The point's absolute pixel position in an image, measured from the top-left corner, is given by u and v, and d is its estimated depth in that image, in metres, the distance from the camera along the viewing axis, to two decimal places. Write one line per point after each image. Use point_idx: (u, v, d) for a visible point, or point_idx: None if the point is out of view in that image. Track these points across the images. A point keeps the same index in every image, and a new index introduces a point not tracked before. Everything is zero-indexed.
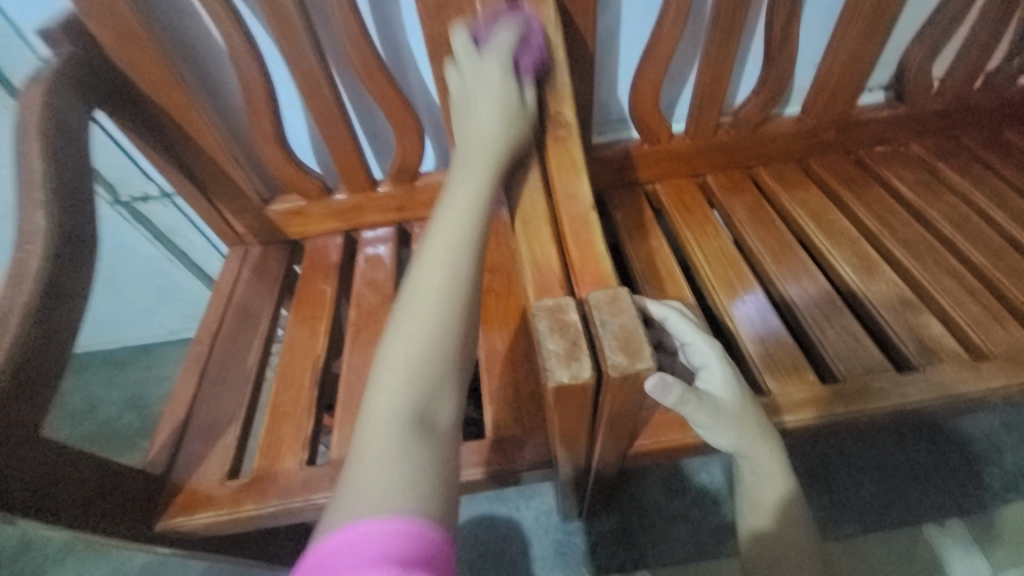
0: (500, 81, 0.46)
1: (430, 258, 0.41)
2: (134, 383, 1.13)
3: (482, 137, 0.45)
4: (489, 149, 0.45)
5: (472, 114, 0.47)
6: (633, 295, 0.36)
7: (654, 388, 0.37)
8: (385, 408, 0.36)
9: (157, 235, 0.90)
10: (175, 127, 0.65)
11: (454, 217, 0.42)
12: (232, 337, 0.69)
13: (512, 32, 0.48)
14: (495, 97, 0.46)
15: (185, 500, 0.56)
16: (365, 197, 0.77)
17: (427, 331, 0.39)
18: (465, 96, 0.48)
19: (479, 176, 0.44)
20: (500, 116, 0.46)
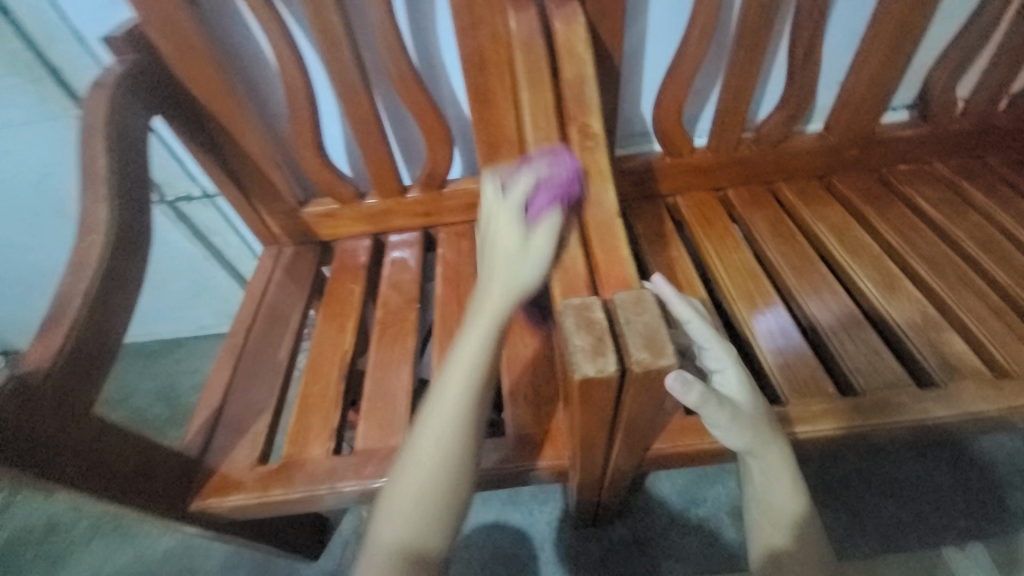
0: (509, 232, 0.46)
1: (442, 392, 0.46)
2: (164, 375, 1.17)
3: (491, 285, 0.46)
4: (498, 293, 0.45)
5: (487, 262, 0.47)
6: (656, 297, 0.37)
7: (673, 385, 0.38)
8: (388, 528, 0.44)
9: (196, 233, 0.95)
10: (222, 131, 0.69)
11: (465, 356, 0.46)
12: (265, 331, 0.73)
13: (534, 173, 0.47)
14: (505, 248, 0.46)
15: (218, 483, 0.59)
16: (394, 202, 0.80)
17: (429, 467, 0.44)
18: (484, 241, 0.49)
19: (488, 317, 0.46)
20: (510, 265, 0.45)
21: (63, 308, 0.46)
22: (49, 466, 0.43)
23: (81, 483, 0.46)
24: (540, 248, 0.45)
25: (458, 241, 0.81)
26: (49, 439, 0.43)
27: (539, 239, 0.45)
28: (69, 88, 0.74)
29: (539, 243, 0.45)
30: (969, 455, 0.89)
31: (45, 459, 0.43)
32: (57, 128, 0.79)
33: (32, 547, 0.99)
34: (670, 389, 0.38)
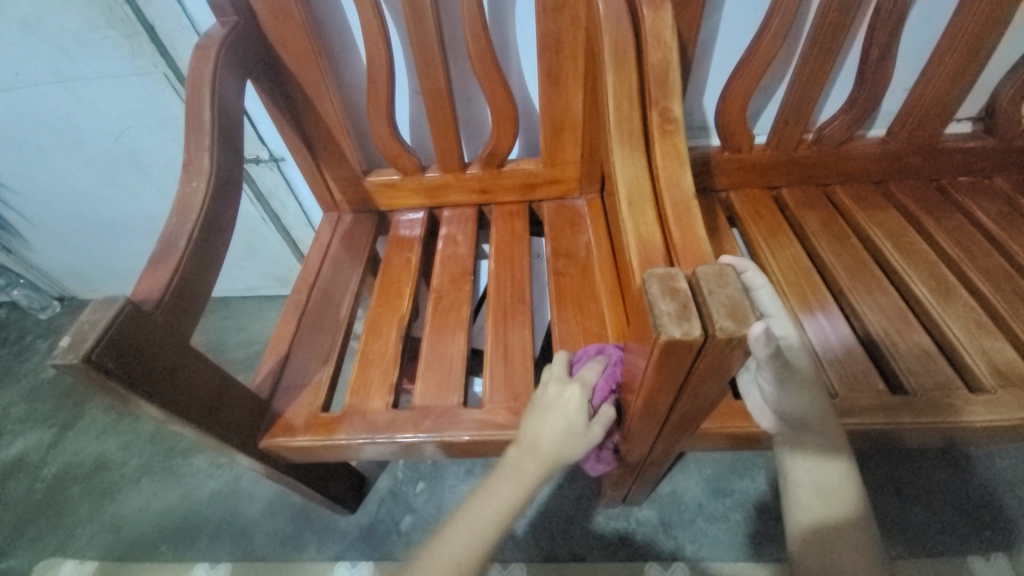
0: (579, 403, 0.53)
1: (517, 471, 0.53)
2: (212, 330, 1.23)
3: (541, 449, 0.52)
4: (541, 462, 0.52)
5: (547, 420, 0.53)
6: (737, 272, 0.39)
7: (753, 353, 0.39)
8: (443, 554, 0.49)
9: (258, 195, 0.98)
10: (304, 96, 0.73)
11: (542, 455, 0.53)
12: (328, 289, 0.77)
13: (601, 369, 0.57)
14: (570, 418, 0.52)
15: (285, 425, 0.63)
16: (453, 177, 0.82)
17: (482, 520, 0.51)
18: (547, 401, 0.55)
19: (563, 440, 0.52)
20: (565, 438, 0.52)
21: (171, 245, 0.50)
22: (155, 389, 0.46)
23: (174, 409, 0.49)
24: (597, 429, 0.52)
25: (512, 220, 0.84)
26: (153, 365, 0.46)
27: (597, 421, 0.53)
28: (160, 46, 0.78)
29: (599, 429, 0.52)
30: (1002, 472, 0.88)
31: (149, 383, 0.45)
32: (144, 83, 0.83)
33: (81, 481, 1.05)
34: (752, 341, 0.37)
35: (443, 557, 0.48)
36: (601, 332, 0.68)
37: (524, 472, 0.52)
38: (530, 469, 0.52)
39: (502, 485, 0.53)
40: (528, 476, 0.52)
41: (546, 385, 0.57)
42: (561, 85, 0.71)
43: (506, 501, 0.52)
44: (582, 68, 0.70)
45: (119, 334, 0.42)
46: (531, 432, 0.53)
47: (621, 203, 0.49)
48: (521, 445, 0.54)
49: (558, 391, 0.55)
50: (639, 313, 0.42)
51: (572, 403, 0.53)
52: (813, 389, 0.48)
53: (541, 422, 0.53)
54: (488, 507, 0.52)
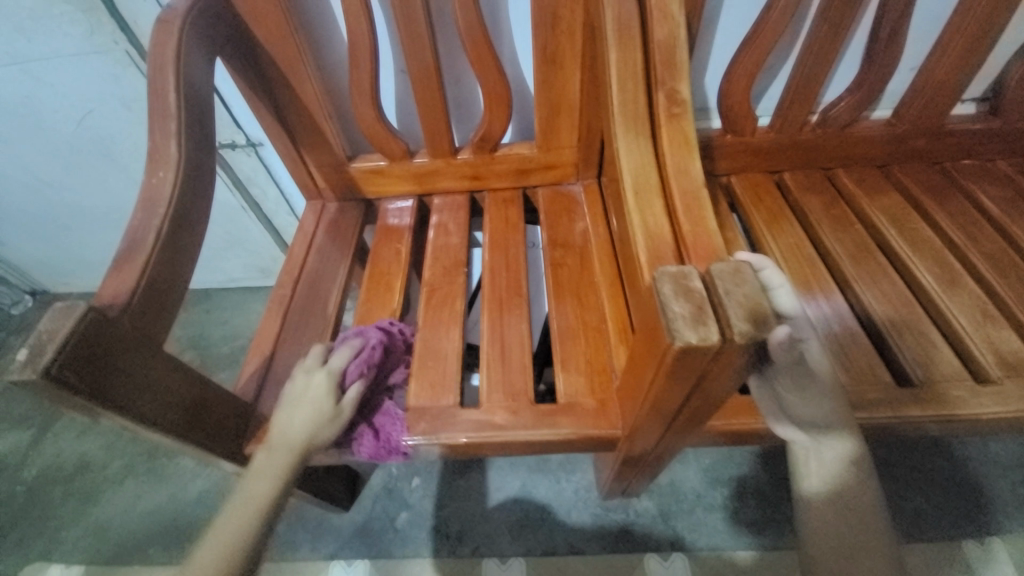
0: (323, 386, 0.54)
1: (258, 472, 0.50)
2: (193, 323, 1.18)
3: (287, 438, 0.51)
4: (291, 452, 0.51)
5: (295, 414, 0.52)
6: (753, 269, 0.36)
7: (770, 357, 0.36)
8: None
9: (235, 182, 0.93)
10: (281, 77, 0.68)
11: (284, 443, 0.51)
12: (313, 283, 0.73)
13: (351, 353, 0.58)
14: (314, 404, 0.53)
15: (272, 429, 0.59)
16: (443, 162, 0.78)
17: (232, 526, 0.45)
18: (295, 395, 0.54)
19: (307, 417, 0.52)
20: (315, 424, 0.52)
21: (138, 243, 0.46)
22: (127, 402, 0.43)
23: (151, 421, 0.45)
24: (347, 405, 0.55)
25: (506, 208, 0.80)
26: (125, 377, 0.42)
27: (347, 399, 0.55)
28: (121, 21, 0.71)
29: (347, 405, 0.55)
30: (996, 457, 0.89)
31: (117, 396, 0.41)
32: (105, 63, 0.76)
33: (63, 483, 1.01)
34: (771, 343, 0.35)
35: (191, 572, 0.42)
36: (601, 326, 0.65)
37: (273, 467, 0.50)
38: (280, 463, 0.50)
39: (248, 490, 0.48)
40: (277, 467, 0.50)
41: (297, 378, 0.56)
42: (556, 63, 0.67)
43: (261, 496, 0.48)
44: (580, 45, 0.65)
45: (82, 345, 0.39)
46: (278, 429, 0.52)
47: (627, 193, 0.45)
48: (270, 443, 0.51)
49: (305, 382, 0.55)
50: (648, 313, 0.40)
51: (317, 389, 0.54)
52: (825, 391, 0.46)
53: (286, 414, 0.53)
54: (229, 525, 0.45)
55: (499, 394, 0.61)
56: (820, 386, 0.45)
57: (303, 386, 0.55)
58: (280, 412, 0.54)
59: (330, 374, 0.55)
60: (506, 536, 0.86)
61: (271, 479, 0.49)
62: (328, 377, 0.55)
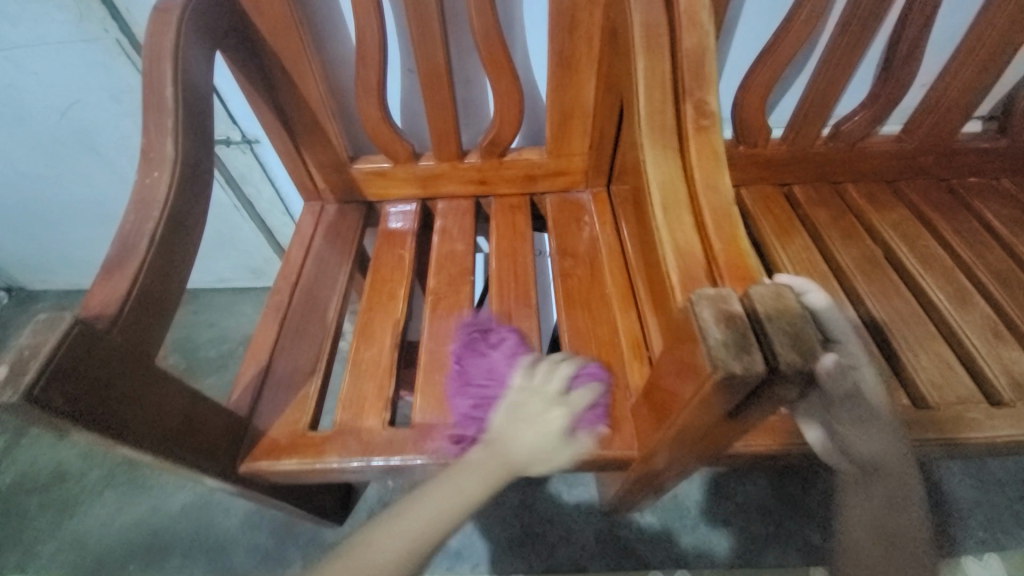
0: (559, 424, 0.52)
1: (470, 470, 0.50)
2: (180, 325, 1.13)
3: (512, 452, 0.51)
4: (505, 466, 0.50)
5: (526, 428, 0.51)
6: (793, 293, 0.35)
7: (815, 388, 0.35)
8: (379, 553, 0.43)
9: (229, 180, 0.89)
10: (284, 72, 0.64)
11: (502, 459, 0.50)
12: (312, 289, 0.69)
13: (591, 396, 0.56)
14: (547, 436, 0.51)
15: (268, 446, 0.56)
16: (449, 166, 0.75)
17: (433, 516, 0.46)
18: (518, 404, 0.54)
19: (535, 444, 0.51)
20: (535, 454, 0.51)
21: (130, 249, 0.42)
22: (119, 423, 0.39)
23: (144, 442, 0.42)
24: (568, 453, 0.53)
25: (512, 215, 0.77)
26: (115, 396, 0.39)
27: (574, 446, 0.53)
28: (112, 8, 0.67)
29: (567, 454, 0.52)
30: (995, 470, 0.87)
31: (107, 416, 0.38)
32: (94, 52, 0.72)
33: (38, 493, 0.96)
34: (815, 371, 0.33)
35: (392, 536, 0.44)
36: (613, 340, 0.63)
37: (486, 471, 0.50)
38: (496, 474, 0.50)
39: (456, 487, 0.49)
40: (492, 479, 0.49)
41: (535, 387, 0.55)
42: (572, 68, 0.65)
43: (464, 496, 0.48)
44: (597, 51, 0.63)
45: (69, 362, 0.35)
46: (502, 433, 0.52)
47: (654, 208, 0.43)
48: (492, 442, 0.52)
49: (541, 403, 0.54)
50: (680, 339, 0.38)
51: (553, 421, 0.52)
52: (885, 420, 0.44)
53: (514, 424, 0.52)
54: (423, 516, 0.46)
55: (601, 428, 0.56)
56: (877, 418, 0.44)
57: (543, 408, 0.53)
58: (500, 414, 0.54)
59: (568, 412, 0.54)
60: (507, 553, 0.84)
61: (479, 486, 0.49)
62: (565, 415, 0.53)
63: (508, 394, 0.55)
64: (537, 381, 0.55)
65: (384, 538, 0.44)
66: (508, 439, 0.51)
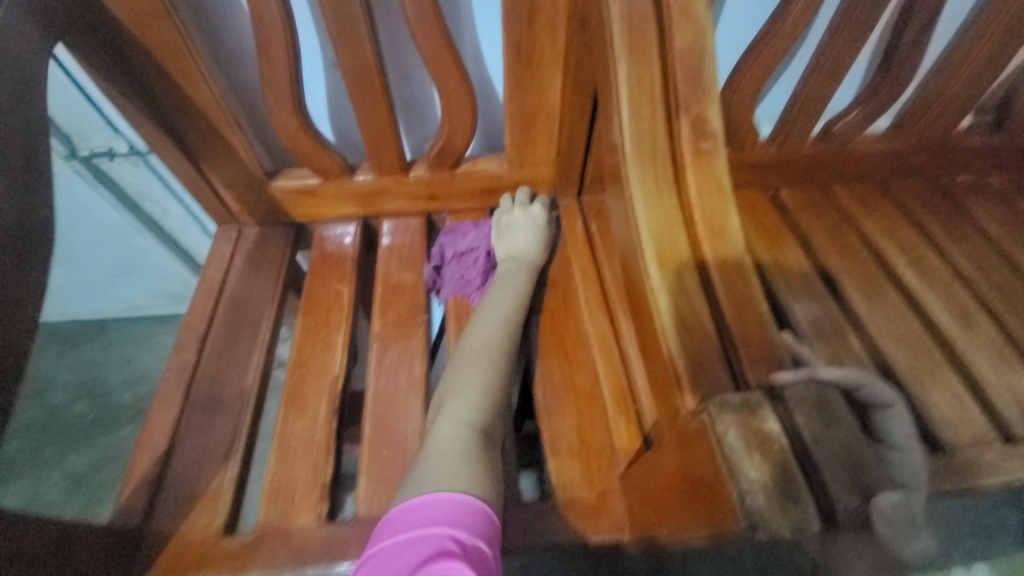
0: (541, 218, 0.63)
1: (506, 280, 0.59)
2: (89, 365, 0.96)
3: (522, 259, 0.61)
4: (527, 263, 0.61)
5: (521, 233, 0.61)
6: (840, 394, 0.26)
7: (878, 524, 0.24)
8: (477, 348, 0.52)
9: (123, 199, 0.74)
10: (162, 72, 0.50)
11: (524, 262, 0.61)
12: (226, 343, 0.56)
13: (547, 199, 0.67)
14: (537, 230, 0.62)
15: (172, 561, 0.45)
16: (391, 180, 0.63)
17: (499, 317, 0.56)
18: (503, 227, 0.62)
19: (538, 240, 0.62)
20: (539, 244, 0.62)
21: None
22: None
23: None
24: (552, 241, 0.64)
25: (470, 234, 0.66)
26: None
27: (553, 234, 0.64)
28: None
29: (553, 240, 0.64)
30: None
31: None
32: None
33: None
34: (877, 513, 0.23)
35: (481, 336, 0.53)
36: (593, 391, 0.54)
37: (518, 275, 0.60)
38: (523, 270, 0.60)
39: (502, 292, 0.58)
40: (523, 278, 0.59)
41: (511, 210, 0.64)
42: (532, 64, 0.54)
43: (515, 293, 0.58)
44: (562, 43, 0.52)
45: None
46: (507, 247, 0.61)
47: (647, 262, 0.34)
48: (504, 260, 0.61)
49: (519, 217, 0.63)
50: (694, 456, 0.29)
51: (536, 217, 0.63)
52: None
53: (511, 238, 0.62)
54: (486, 327, 0.54)
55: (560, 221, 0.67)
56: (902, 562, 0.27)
57: (524, 217, 0.63)
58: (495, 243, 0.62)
59: (542, 208, 0.64)
60: None
61: (518, 287, 0.59)
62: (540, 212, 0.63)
63: (492, 224, 0.64)
64: (509, 204, 0.64)
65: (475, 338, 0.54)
66: (513, 250, 0.61)
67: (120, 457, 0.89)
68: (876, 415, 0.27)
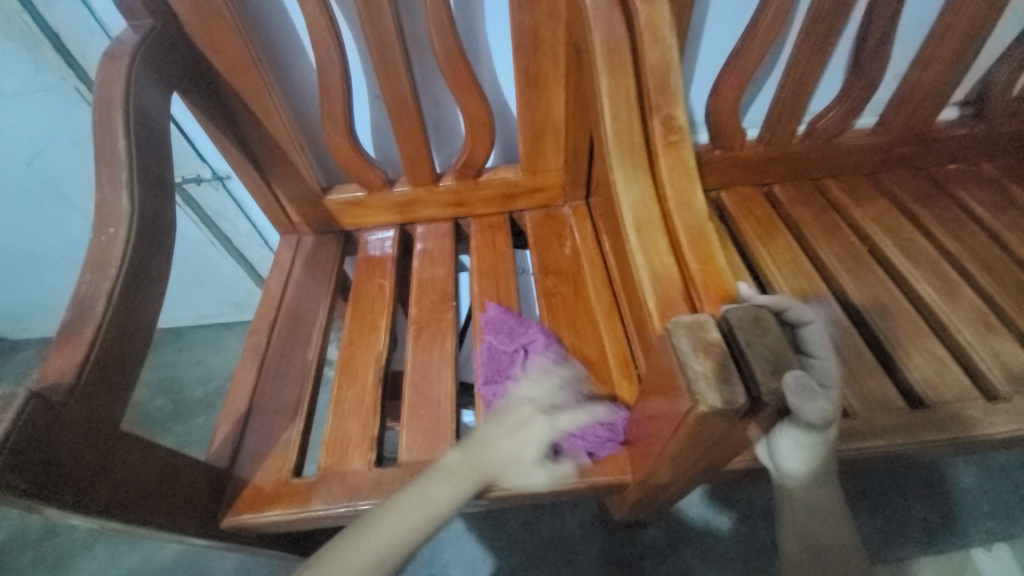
0: (536, 433, 0.54)
1: (445, 476, 0.51)
2: (166, 366, 1.11)
3: (486, 459, 0.52)
4: (484, 473, 0.52)
5: (510, 436, 0.54)
6: (773, 315, 0.33)
7: (795, 395, 0.31)
8: (365, 540, 0.45)
9: (203, 218, 0.88)
10: (246, 110, 0.63)
11: (475, 466, 0.52)
12: (291, 328, 0.68)
13: (588, 424, 0.55)
14: (524, 447, 0.54)
15: (252, 497, 0.55)
16: (424, 191, 0.74)
17: (412, 515, 0.48)
18: (508, 410, 0.57)
19: (514, 450, 0.54)
20: (515, 462, 0.53)
21: (84, 313, 0.41)
22: (97, 496, 0.39)
23: (126, 513, 0.42)
24: (544, 470, 0.54)
25: (492, 234, 0.76)
26: (87, 471, 0.38)
27: (550, 463, 0.54)
28: (67, 56, 0.67)
29: (548, 468, 0.54)
30: (998, 458, 0.87)
31: (84, 490, 0.38)
32: (52, 99, 0.72)
33: (31, 549, 0.94)
34: (790, 391, 0.30)
35: (378, 527, 0.46)
36: (601, 360, 0.62)
37: (465, 476, 0.51)
38: (473, 476, 0.51)
39: (434, 484, 0.50)
40: (467, 487, 0.51)
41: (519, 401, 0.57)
42: (540, 86, 0.64)
43: (445, 497, 0.50)
44: (563, 67, 0.63)
45: (38, 439, 0.35)
46: (484, 439, 0.54)
47: (628, 230, 0.42)
48: (469, 447, 0.53)
49: (526, 413, 0.56)
50: (665, 373, 0.37)
51: (531, 431, 0.54)
52: (828, 457, 0.40)
53: (494, 433, 0.54)
54: (389, 532, 0.46)
55: (602, 450, 0.55)
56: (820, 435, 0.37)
57: (520, 420, 0.55)
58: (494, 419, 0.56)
59: (551, 427, 0.55)
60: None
61: (454, 492, 0.50)
62: (547, 429, 0.55)
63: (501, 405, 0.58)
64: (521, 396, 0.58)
65: (370, 522, 0.47)
66: (482, 444, 0.53)
67: (192, 445, 1.01)
68: (802, 334, 0.35)
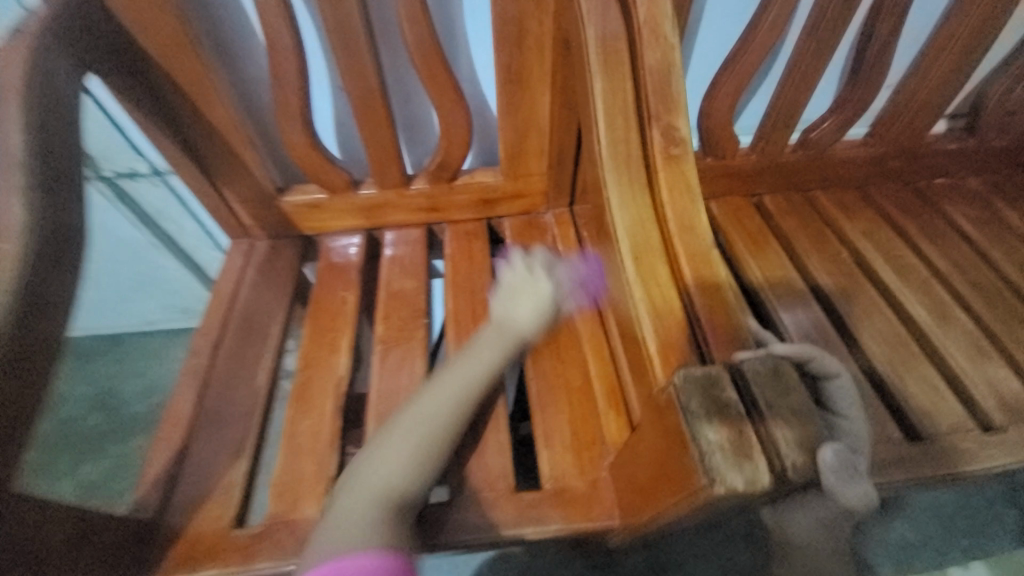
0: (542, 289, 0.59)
1: (476, 353, 0.55)
2: (104, 378, 1.00)
3: (511, 327, 0.57)
4: (510, 338, 0.57)
5: (523, 299, 0.58)
6: (793, 366, 0.29)
7: (832, 473, 0.26)
8: (419, 418, 0.50)
9: (142, 218, 0.79)
10: (184, 98, 0.55)
11: (500, 340, 0.56)
12: (238, 349, 0.60)
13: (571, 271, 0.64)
14: (539, 301, 0.59)
15: (185, 553, 0.48)
16: (394, 194, 0.67)
17: (455, 394, 0.52)
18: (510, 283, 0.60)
19: (530, 313, 0.58)
20: (534, 317, 0.58)
21: None
22: None
23: None
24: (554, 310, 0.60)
25: (469, 242, 0.69)
26: None
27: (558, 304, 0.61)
28: None
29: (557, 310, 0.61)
30: None
31: None
32: None
33: None
34: (828, 471, 0.26)
35: (429, 404, 0.50)
36: (586, 387, 0.57)
37: (494, 348, 0.56)
38: (502, 345, 0.56)
39: (474, 359, 0.54)
40: (501, 353, 0.55)
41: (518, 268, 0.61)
42: (522, 84, 0.58)
43: (486, 366, 0.54)
44: (549, 64, 0.57)
45: None
46: (503, 312, 0.58)
47: (624, 257, 0.37)
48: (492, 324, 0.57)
49: (530, 276, 0.60)
50: (669, 434, 0.32)
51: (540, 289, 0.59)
52: (844, 521, 0.36)
53: (508, 303, 0.58)
54: (445, 400, 0.51)
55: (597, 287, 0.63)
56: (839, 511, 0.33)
57: (526, 282, 0.60)
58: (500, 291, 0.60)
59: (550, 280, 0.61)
60: None
61: (491, 363, 0.55)
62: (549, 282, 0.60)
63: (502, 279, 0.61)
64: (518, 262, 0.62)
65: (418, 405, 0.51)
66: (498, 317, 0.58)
67: (132, 467, 0.92)
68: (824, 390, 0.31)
